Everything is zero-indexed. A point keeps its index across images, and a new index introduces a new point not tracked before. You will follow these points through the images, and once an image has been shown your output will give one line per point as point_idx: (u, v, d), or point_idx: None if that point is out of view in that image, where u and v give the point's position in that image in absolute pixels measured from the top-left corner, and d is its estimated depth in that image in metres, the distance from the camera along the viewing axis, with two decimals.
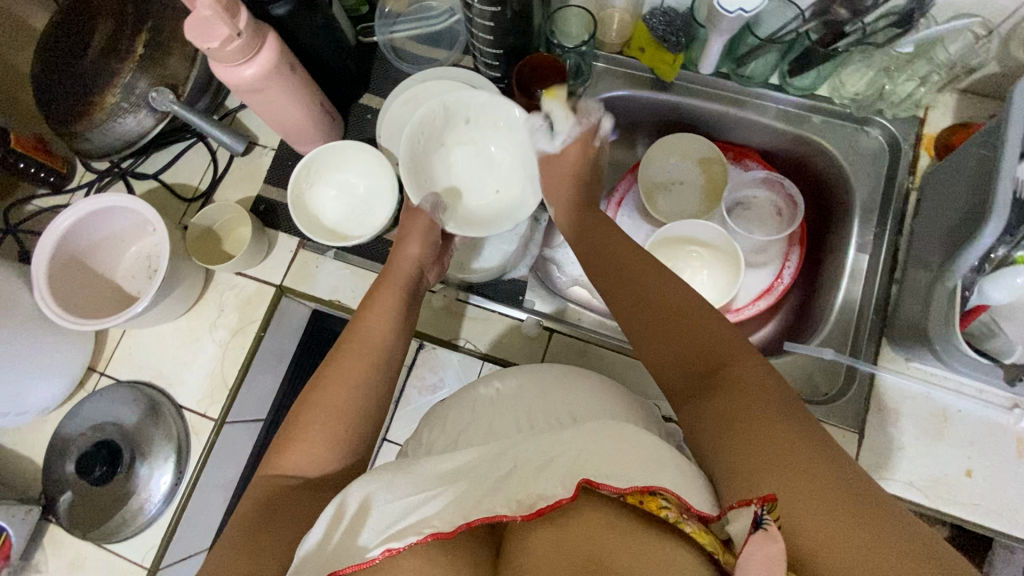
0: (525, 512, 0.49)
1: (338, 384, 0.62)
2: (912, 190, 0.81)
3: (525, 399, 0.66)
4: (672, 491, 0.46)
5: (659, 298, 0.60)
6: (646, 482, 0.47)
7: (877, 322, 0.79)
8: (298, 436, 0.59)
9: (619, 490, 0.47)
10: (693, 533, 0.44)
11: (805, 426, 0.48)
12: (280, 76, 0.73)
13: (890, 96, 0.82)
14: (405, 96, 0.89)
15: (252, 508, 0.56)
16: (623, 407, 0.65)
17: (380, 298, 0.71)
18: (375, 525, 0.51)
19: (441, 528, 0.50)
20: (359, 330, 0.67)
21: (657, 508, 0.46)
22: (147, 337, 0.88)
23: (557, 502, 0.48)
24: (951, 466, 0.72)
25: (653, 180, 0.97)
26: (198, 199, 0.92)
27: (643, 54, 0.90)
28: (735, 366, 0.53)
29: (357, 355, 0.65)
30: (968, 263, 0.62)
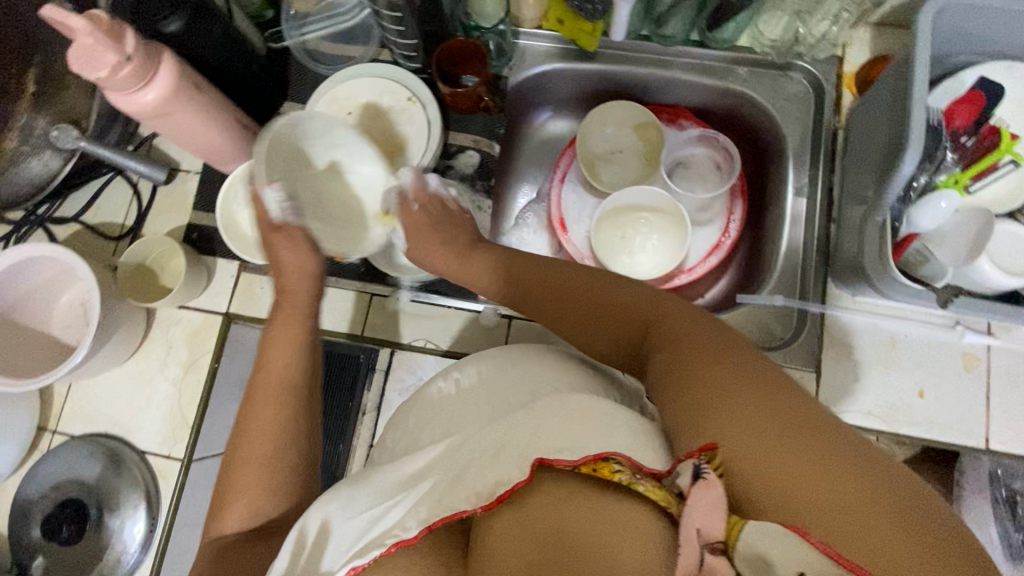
0: (485, 502, 0.49)
1: (261, 426, 0.58)
2: (839, 129, 0.84)
3: (484, 386, 0.66)
4: (624, 455, 0.46)
5: (574, 283, 0.61)
6: (598, 451, 0.47)
7: (821, 262, 0.80)
8: (230, 494, 0.56)
9: (574, 463, 0.46)
10: (648, 491, 0.45)
11: (741, 358, 0.49)
12: (184, 98, 0.70)
13: (806, 39, 0.84)
14: (324, 99, 0.87)
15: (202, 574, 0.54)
16: (589, 385, 0.64)
17: (281, 327, 0.65)
18: (338, 547, 0.50)
19: (403, 535, 0.49)
20: (266, 369, 0.62)
21: (611, 472, 0.46)
22: (96, 386, 0.84)
23: (514, 486, 0.48)
24: (904, 389, 0.75)
25: (593, 152, 0.97)
26: (126, 236, 0.88)
27: (563, 27, 0.88)
28: (662, 325, 0.54)
29: (273, 397, 0.60)
30: (893, 195, 0.63)
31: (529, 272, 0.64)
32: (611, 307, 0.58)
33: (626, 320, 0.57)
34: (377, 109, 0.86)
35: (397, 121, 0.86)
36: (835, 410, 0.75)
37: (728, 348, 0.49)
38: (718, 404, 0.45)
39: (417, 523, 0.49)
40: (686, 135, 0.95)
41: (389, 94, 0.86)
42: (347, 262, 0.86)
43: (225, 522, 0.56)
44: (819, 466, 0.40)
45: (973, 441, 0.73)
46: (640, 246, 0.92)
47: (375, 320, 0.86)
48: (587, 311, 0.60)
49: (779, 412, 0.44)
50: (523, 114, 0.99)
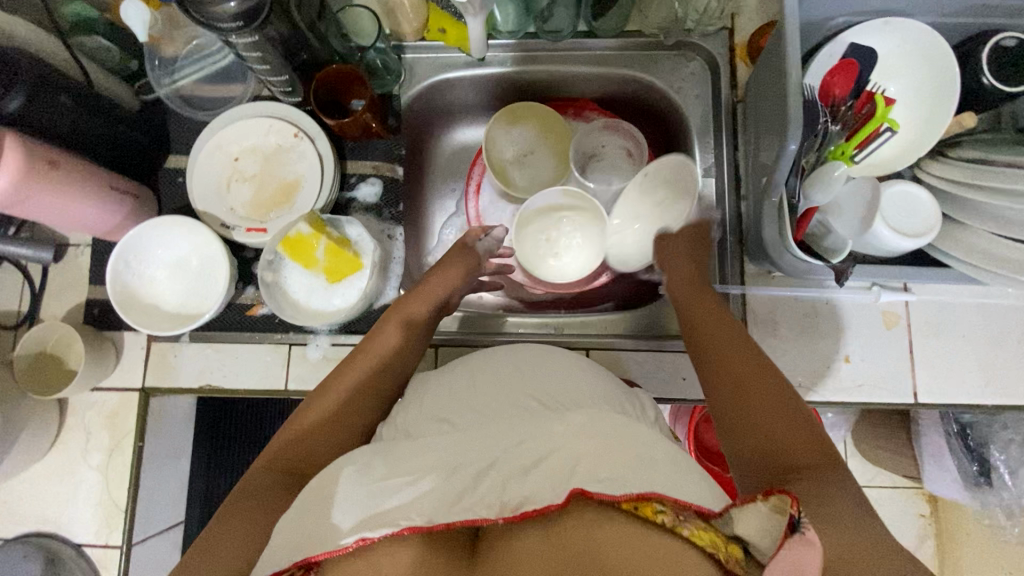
0: (510, 514, 0.53)
1: (354, 378, 0.68)
2: (738, 103, 0.81)
3: (514, 377, 0.66)
4: (668, 497, 0.52)
5: (752, 365, 0.62)
6: (641, 490, 0.52)
7: (735, 241, 0.79)
8: (298, 428, 0.65)
9: (616, 496, 0.51)
10: (692, 533, 0.49)
11: (880, 544, 0.47)
12: (41, 178, 0.65)
13: (689, 15, 0.81)
14: (206, 149, 0.82)
15: (233, 498, 0.59)
16: (611, 399, 0.65)
17: (404, 311, 0.75)
18: (350, 502, 0.54)
19: (416, 521, 0.52)
20: (370, 347, 0.71)
21: (654, 512, 0.51)
22: (17, 487, 0.80)
23: (546, 507, 0.52)
24: (832, 356, 0.76)
25: (503, 157, 0.92)
26: (24, 323, 0.83)
27: (445, 36, 0.84)
28: (814, 468, 0.53)
29: (372, 365, 0.70)
30: (785, 171, 0.61)
31: (704, 329, 0.67)
32: (770, 406, 0.58)
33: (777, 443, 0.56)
34: (267, 150, 0.82)
35: (289, 159, 0.82)
36: None
37: (875, 532, 0.48)
38: (832, 533, 0.47)
39: (426, 516, 0.52)
40: (590, 126, 0.91)
41: (275, 133, 0.83)
42: (263, 314, 0.81)
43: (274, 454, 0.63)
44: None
45: (903, 396, 0.74)
46: (568, 250, 0.89)
47: (297, 370, 0.80)
48: (743, 400, 0.60)
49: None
50: (427, 129, 0.95)
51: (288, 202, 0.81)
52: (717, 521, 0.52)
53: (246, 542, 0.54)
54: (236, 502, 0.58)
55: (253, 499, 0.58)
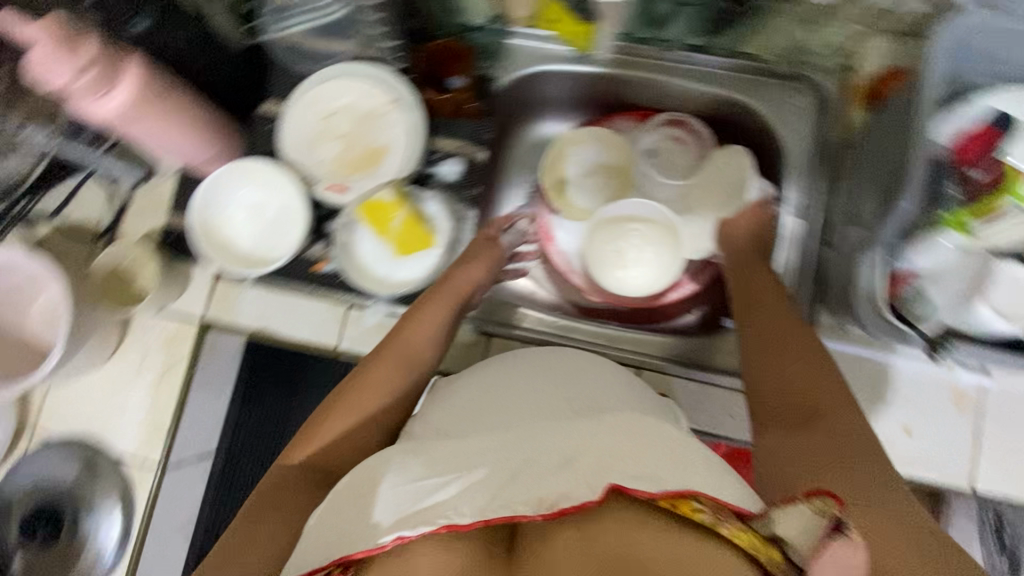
0: (546, 513, 0.49)
1: (375, 380, 0.67)
2: (840, 143, 0.81)
3: (554, 375, 0.67)
4: (704, 494, 0.49)
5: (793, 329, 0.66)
6: (679, 488, 0.49)
7: (812, 289, 0.77)
8: (317, 430, 0.64)
9: (654, 493, 0.48)
10: (732, 534, 0.47)
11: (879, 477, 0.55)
12: (151, 103, 0.67)
13: (814, 48, 0.80)
14: (302, 100, 0.83)
15: (262, 491, 0.62)
16: (648, 407, 0.67)
17: (428, 308, 0.74)
18: (389, 504, 0.52)
19: (456, 519, 0.49)
20: (393, 343, 0.70)
21: (690, 510, 0.48)
22: (71, 390, 0.84)
23: (583, 503, 0.48)
24: (891, 425, 0.73)
25: (562, 175, 0.91)
26: (103, 236, 0.86)
27: (557, 26, 0.81)
28: (833, 416, 0.59)
29: (393, 366, 0.69)
30: (890, 232, 0.59)
31: (755, 290, 0.72)
32: (798, 362, 0.63)
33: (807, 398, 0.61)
34: (359, 112, 0.83)
35: (379, 126, 0.83)
36: None
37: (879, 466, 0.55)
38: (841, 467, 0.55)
39: (473, 512, 0.49)
40: (646, 127, 0.90)
41: (371, 96, 0.83)
42: (326, 271, 0.82)
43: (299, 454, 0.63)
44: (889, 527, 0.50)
45: (957, 480, 0.72)
46: (632, 261, 0.85)
47: (351, 333, 0.83)
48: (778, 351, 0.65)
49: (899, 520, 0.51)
50: (516, 117, 0.94)
51: (371, 167, 0.82)
52: (756, 522, 0.49)
53: (276, 537, 0.59)
54: (265, 500, 0.61)
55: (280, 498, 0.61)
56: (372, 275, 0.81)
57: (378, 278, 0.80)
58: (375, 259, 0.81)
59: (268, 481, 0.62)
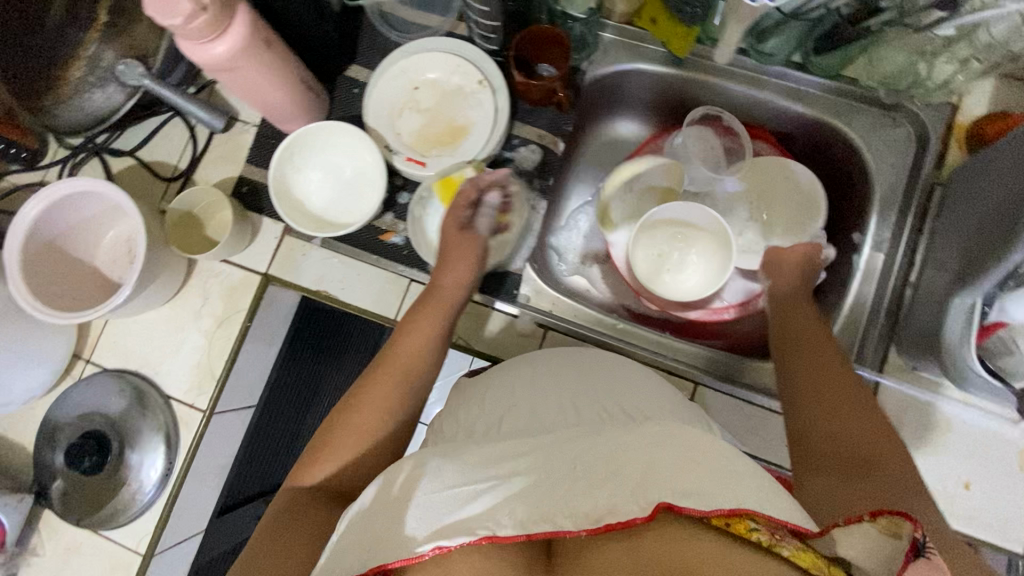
0: (592, 526, 0.45)
1: (376, 395, 0.63)
2: (937, 185, 0.76)
3: (578, 388, 0.66)
4: (762, 514, 0.43)
5: (834, 376, 0.62)
6: (733, 504, 0.43)
7: (886, 327, 0.75)
8: (323, 448, 0.61)
9: (706, 512, 0.42)
10: (793, 556, 0.40)
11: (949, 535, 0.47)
12: (254, 53, 0.67)
13: (925, 82, 0.75)
14: (391, 70, 0.83)
15: (275, 512, 0.57)
16: (682, 414, 0.65)
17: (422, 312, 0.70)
18: (421, 516, 0.49)
19: (497, 531, 0.46)
20: (392, 351, 0.67)
21: (746, 530, 0.42)
22: (131, 326, 0.85)
23: (631, 520, 0.44)
24: (950, 478, 0.71)
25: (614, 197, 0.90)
26: (178, 179, 0.88)
27: (655, 26, 0.81)
28: (885, 466, 0.53)
29: (396, 376, 0.65)
30: (992, 280, 0.57)
31: (793, 332, 0.69)
32: (843, 407, 0.59)
33: (858, 441, 0.56)
34: (446, 87, 0.83)
35: (465, 104, 0.83)
36: None
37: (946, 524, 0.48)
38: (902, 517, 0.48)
39: (513, 524, 0.46)
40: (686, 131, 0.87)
41: (459, 74, 0.83)
42: (393, 242, 0.82)
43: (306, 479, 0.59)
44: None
45: (1014, 544, 0.69)
46: (684, 269, 0.86)
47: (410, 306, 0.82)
48: (821, 399, 0.60)
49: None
50: (595, 112, 0.93)
51: (451, 145, 0.82)
52: (815, 540, 0.44)
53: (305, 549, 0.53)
54: (277, 521, 0.56)
55: (294, 518, 0.56)
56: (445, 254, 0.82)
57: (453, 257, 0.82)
58: None
59: (281, 503, 0.58)
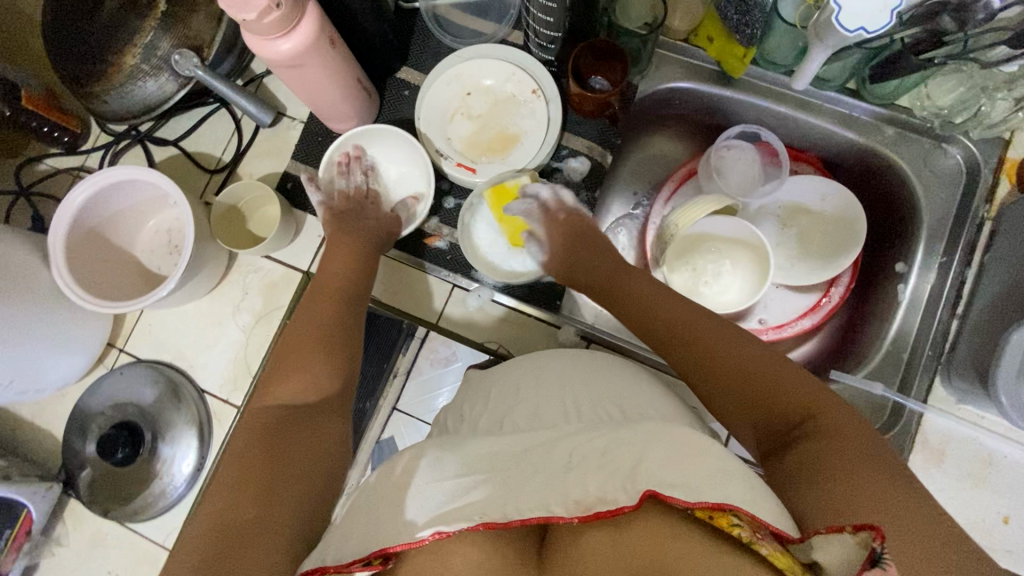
0: (582, 514, 0.44)
1: (310, 326, 0.65)
2: (987, 220, 0.76)
3: (570, 383, 0.63)
4: (746, 510, 0.40)
5: (701, 333, 0.58)
6: (718, 499, 0.41)
7: (933, 358, 0.75)
8: (281, 373, 0.60)
9: (689, 505, 0.40)
10: (770, 556, 0.39)
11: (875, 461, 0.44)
12: (320, 51, 0.67)
13: (983, 118, 0.74)
14: (444, 75, 0.82)
15: (252, 427, 0.53)
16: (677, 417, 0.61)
17: (334, 257, 0.73)
18: (425, 503, 0.48)
19: (495, 518, 0.45)
20: (329, 287, 0.70)
21: (728, 525, 0.40)
22: (167, 316, 0.85)
23: (618, 509, 0.43)
24: (989, 512, 0.71)
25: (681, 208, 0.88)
26: (221, 171, 0.87)
27: (711, 45, 0.81)
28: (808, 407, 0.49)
29: (335, 305, 0.68)
30: None
31: (641, 306, 0.65)
32: (734, 365, 0.55)
33: (758, 384, 0.53)
34: (499, 95, 0.83)
35: (518, 112, 0.83)
36: None
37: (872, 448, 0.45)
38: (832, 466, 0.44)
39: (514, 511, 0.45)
40: (733, 149, 0.85)
41: (513, 82, 0.83)
42: (437, 247, 0.83)
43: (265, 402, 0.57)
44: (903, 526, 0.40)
45: None
46: (721, 281, 0.85)
47: (453, 312, 0.82)
48: (714, 367, 0.56)
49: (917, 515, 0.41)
50: (642, 127, 0.92)
51: (503, 154, 0.82)
52: (796, 546, 0.41)
53: (310, 456, 0.52)
54: (255, 437, 0.52)
55: (278, 430, 0.53)
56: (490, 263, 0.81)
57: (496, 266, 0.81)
58: (493, 246, 0.81)
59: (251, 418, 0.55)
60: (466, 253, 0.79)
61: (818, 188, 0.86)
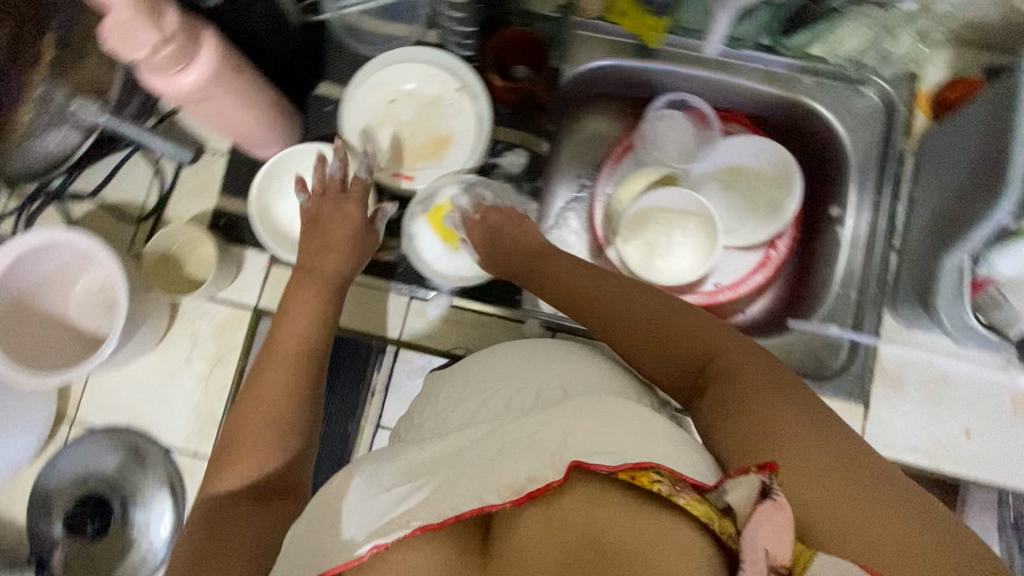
0: (514, 497, 0.43)
1: (261, 395, 0.58)
2: (908, 152, 0.81)
3: (514, 376, 0.59)
4: (664, 464, 0.42)
5: (626, 300, 0.59)
6: (637, 459, 0.42)
7: (879, 292, 0.78)
8: (230, 454, 0.55)
9: (609, 469, 0.42)
10: (687, 505, 0.40)
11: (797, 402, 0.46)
12: (224, 79, 0.64)
13: (890, 57, 0.80)
14: (370, 84, 0.81)
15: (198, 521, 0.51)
16: (628, 393, 0.57)
17: (296, 305, 0.66)
18: (360, 516, 0.46)
19: (427, 519, 0.44)
20: (281, 344, 0.62)
21: (649, 482, 0.41)
22: (115, 378, 0.80)
23: (547, 485, 0.42)
24: (951, 428, 0.75)
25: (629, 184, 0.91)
26: (148, 218, 0.83)
27: (626, 19, 0.82)
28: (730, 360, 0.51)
29: (290, 366, 0.60)
30: (979, 238, 0.60)
31: (571, 283, 0.65)
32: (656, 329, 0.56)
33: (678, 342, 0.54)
34: (425, 98, 0.81)
35: (445, 113, 0.81)
36: (881, 445, 0.75)
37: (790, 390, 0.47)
38: (749, 411, 0.46)
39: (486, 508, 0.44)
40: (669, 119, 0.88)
41: (437, 82, 0.81)
42: (387, 260, 0.82)
43: (211, 490, 0.53)
44: (815, 456, 0.42)
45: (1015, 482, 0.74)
46: (674, 252, 0.86)
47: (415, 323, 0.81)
48: (645, 333, 0.56)
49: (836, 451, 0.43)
50: (573, 109, 0.92)
51: (437, 158, 0.81)
52: (710, 493, 0.42)
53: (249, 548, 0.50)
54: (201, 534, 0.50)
55: (223, 526, 0.51)
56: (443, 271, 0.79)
57: (449, 271, 0.79)
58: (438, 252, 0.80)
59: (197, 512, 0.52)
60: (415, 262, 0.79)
61: (748, 142, 0.87)
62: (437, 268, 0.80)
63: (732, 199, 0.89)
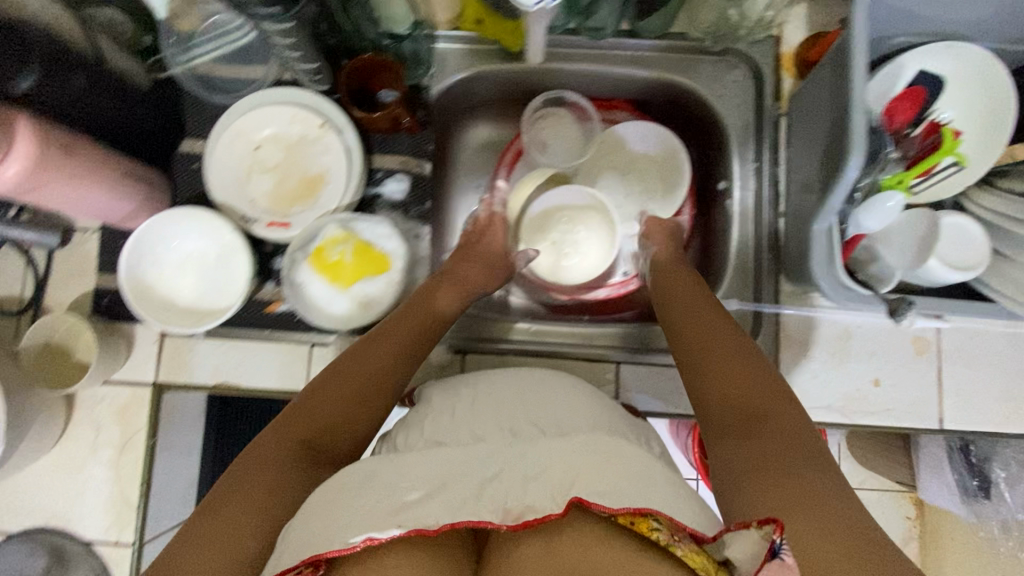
0: (512, 522, 0.46)
1: (341, 392, 0.61)
2: (781, 116, 0.79)
3: (488, 409, 0.60)
4: (665, 513, 0.45)
5: (707, 338, 0.63)
6: (639, 505, 0.45)
7: (773, 259, 0.78)
8: (291, 423, 0.58)
9: (611, 509, 0.45)
10: (685, 556, 0.43)
11: (815, 468, 0.50)
12: (55, 162, 0.61)
13: (740, 26, 0.78)
14: (225, 137, 0.78)
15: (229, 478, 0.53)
16: (532, 427, 0.57)
17: (397, 326, 0.68)
18: (374, 504, 0.46)
19: (427, 524, 0.45)
20: (374, 352, 0.65)
21: (648, 529, 0.45)
22: (22, 482, 0.77)
23: (547, 516, 0.45)
24: (861, 379, 0.76)
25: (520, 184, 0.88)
26: (27, 310, 0.79)
27: (482, 27, 0.80)
28: (773, 420, 0.54)
29: (378, 377, 0.63)
30: (839, 200, 0.60)
31: (667, 314, 0.69)
32: (718, 370, 0.59)
33: (737, 390, 0.57)
34: (289, 140, 0.79)
35: (313, 151, 0.79)
36: None
37: (813, 461, 0.51)
38: (768, 469, 0.50)
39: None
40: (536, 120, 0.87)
41: (298, 122, 0.79)
42: (281, 311, 0.78)
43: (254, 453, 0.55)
44: (817, 518, 0.46)
45: (929, 422, 0.75)
46: (581, 249, 0.85)
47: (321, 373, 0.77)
48: (710, 368, 0.60)
49: (839, 521, 0.46)
50: (453, 123, 0.90)
51: (310, 199, 0.79)
52: (710, 545, 0.45)
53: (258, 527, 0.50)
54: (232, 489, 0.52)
55: (248, 489, 0.52)
56: (338, 315, 0.77)
57: (340, 315, 0.77)
58: (326, 297, 0.77)
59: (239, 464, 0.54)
60: (303, 314, 0.75)
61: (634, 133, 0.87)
62: (329, 313, 0.77)
63: (625, 185, 0.89)
